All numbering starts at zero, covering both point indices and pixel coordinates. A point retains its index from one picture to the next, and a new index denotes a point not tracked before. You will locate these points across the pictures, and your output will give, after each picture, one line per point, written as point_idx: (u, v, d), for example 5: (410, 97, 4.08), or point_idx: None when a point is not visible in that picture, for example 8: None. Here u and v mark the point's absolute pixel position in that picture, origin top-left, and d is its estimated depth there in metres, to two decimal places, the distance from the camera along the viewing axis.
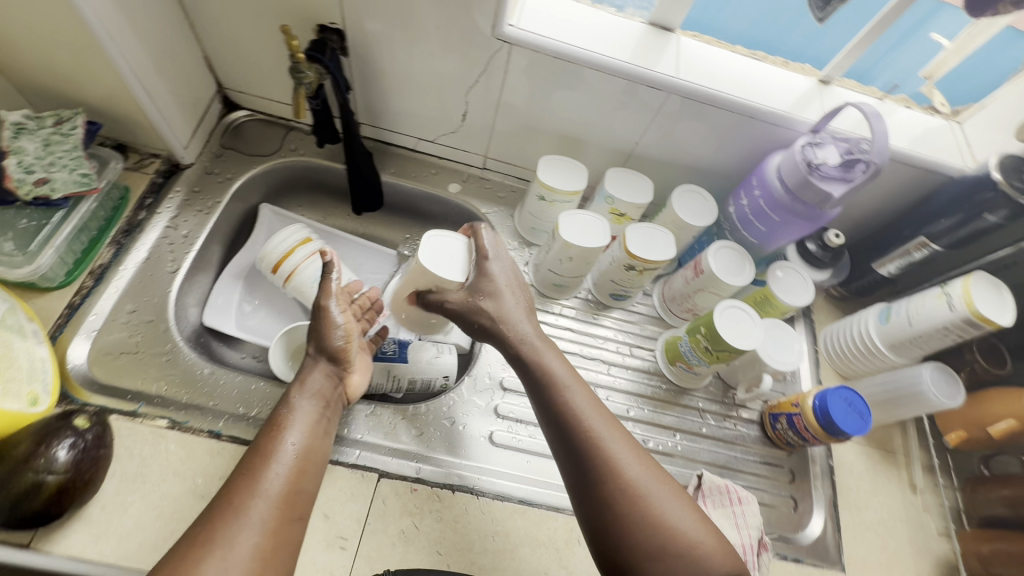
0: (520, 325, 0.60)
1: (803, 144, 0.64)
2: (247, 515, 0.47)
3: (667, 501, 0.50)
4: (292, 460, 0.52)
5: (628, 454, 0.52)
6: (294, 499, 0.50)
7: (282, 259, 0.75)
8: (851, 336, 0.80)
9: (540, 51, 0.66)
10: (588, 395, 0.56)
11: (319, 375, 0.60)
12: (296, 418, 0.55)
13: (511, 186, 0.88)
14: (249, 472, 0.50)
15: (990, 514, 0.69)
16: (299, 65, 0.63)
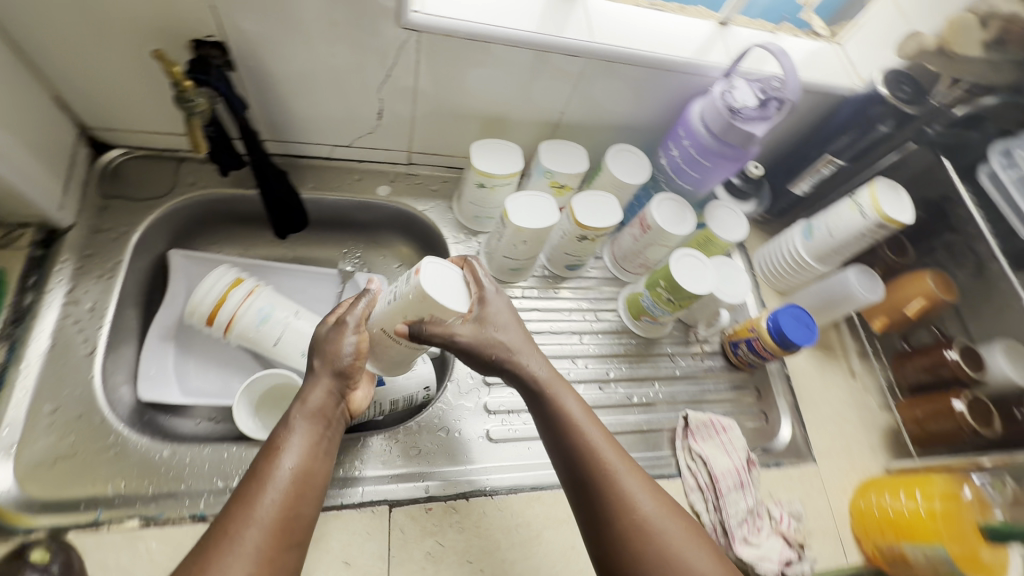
0: (533, 362, 0.56)
1: (720, 90, 0.66)
2: (241, 545, 0.43)
3: (685, 547, 0.49)
4: (289, 486, 0.47)
5: (644, 493, 0.51)
6: (291, 524, 0.46)
7: (216, 310, 0.68)
8: (782, 256, 0.87)
9: (452, 34, 0.62)
10: (608, 437, 0.55)
11: (321, 394, 0.53)
12: (294, 439, 0.50)
13: (442, 176, 0.85)
14: (242, 500, 0.45)
15: (917, 381, 0.81)
16: (186, 93, 0.56)
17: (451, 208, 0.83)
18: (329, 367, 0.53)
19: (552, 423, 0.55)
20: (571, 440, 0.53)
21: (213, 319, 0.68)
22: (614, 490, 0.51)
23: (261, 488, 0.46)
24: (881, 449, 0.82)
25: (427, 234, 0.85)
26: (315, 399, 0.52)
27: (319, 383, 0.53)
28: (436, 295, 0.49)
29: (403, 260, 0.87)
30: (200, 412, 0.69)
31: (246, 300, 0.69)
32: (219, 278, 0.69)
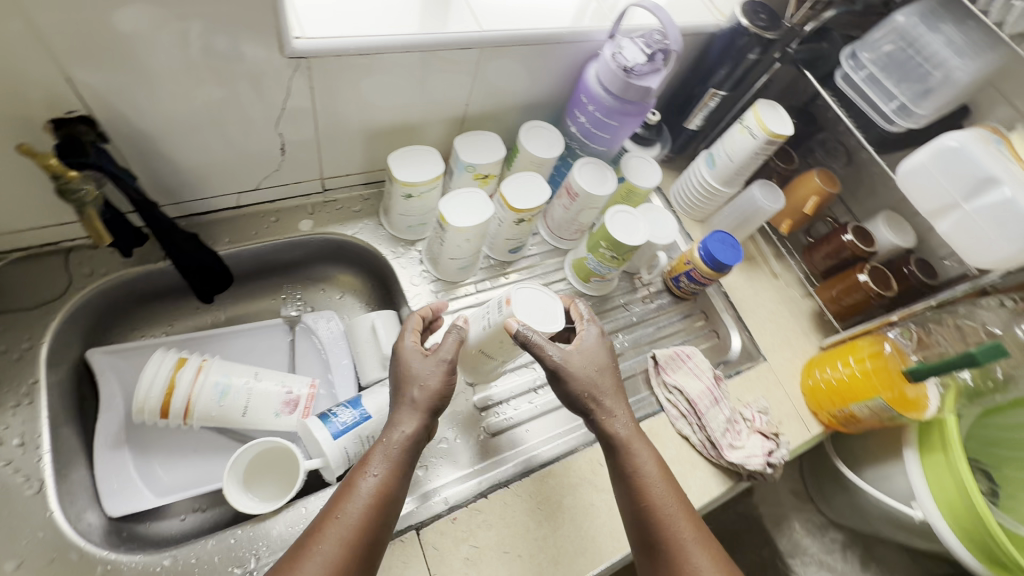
0: (617, 419, 0.61)
1: (610, 52, 0.69)
2: (320, 544, 0.49)
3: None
4: (372, 502, 0.52)
5: (708, 563, 0.54)
6: (366, 539, 0.50)
7: (167, 400, 0.63)
8: (694, 189, 0.95)
9: (339, 53, 0.59)
10: (678, 495, 0.58)
11: (413, 428, 0.56)
12: (380, 454, 0.55)
13: (361, 195, 0.82)
14: (334, 503, 0.52)
15: (827, 266, 0.93)
16: (71, 184, 0.51)
17: (380, 224, 0.81)
18: (424, 402, 0.57)
19: (627, 476, 0.59)
20: (643, 490, 0.58)
21: (167, 411, 0.63)
22: (678, 543, 0.55)
23: (348, 501, 0.51)
24: (813, 331, 0.94)
25: (362, 256, 0.82)
26: (405, 430, 0.56)
27: (411, 415, 0.57)
28: (525, 319, 0.59)
29: (345, 289, 0.85)
30: (182, 507, 0.65)
31: (196, 380, 0.64)
32: (160, 364, 0.63)
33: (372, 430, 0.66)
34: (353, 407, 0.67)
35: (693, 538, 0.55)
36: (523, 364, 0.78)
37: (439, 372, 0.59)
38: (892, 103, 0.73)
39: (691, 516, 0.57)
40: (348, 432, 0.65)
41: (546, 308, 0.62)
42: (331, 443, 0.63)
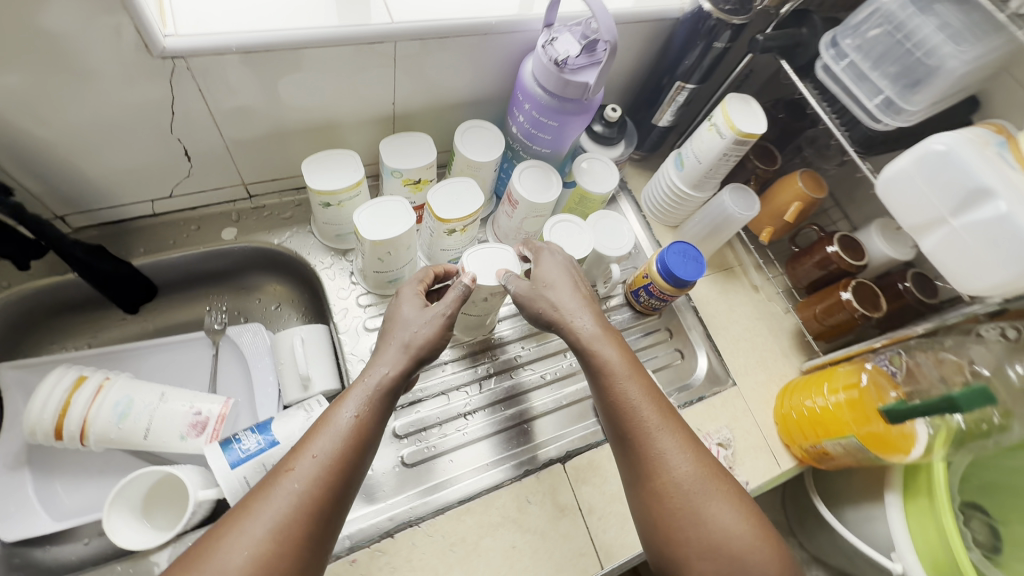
0: (580, 318, 0.59)
1: (542, 43, 0.61)
2: (291, 475, 0.47)
3: (714, 500, 0.51)
4: (353, 434, 0.50)
5: (680, 451, 0.52)
6: (343, 465, 0.49)
7: (61, 421, 0.60)
8: (663, 193, 0.86)
9: (227, 50, 0.54)
10: (649, 392, 0.55)
11: (397, 369, 0.54)
12: (355, 391, 0.52)
13: (292, 200, 0.77)
14: (306, 438, 0.50)
15: (811, 281, 0.83)
16: None
17: (311, 232, 0.76)
18: (415, 346, 0.55)
19: (594, 380, 0.57)
20: (611, 392, 0.55)
21: (61, 431, 0.60)
22: (653, 441, 0.53)
23: (326, 432, 0.49)
24: (793, 351, 0.84)
25: (293, 266, 0.78)
26: (387, 367, 0.54)
27: (391, 352, 0.55)
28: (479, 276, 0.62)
29: (279, 299, 0.80)
30: (85, 530, 0.63)
31: (94, 400, 0.61)
32: (58, 387, 0.60)
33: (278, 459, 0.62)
34: (260, 431, 0.63)
35: (668, 433, 0.53)
36: (453, 390, 0.73)
37: (435, 322, 0.57)
38: (876, 98, 0.63)
39: (664, 405, 0.55)
40: (249, 460, 0.61)
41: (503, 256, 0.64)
42: (229, 472, 0.59)
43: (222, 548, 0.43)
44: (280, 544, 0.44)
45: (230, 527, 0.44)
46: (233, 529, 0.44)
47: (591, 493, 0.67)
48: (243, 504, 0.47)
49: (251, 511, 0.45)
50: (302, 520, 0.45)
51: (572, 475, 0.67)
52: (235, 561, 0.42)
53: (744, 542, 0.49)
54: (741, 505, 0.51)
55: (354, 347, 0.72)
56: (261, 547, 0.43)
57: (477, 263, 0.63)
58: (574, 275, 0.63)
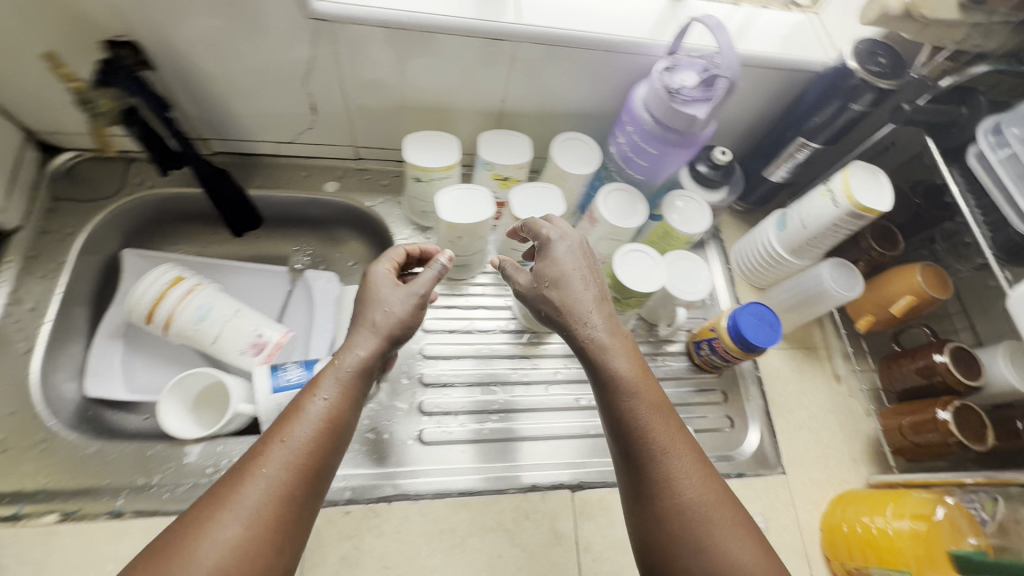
0: (592, 320, 0.54)
1: (660, 70, 0.61)
2: (263, 467, 0.44)
3: (725, 528, 0.46)
4: (330, 418, 0.48)
5: (688, 474, 0.48)
6: (319, 467, 0.46)
7: (154, 307, 0.69)
8: (758, 251, 0.81)
9: (370, 23, 0.60)
10: (661, 404, 0.51)
11: (368, 352, 0.53)
12: (328, 377, 0.51)
13: (393, 171, 0.83)
14: (276, 429, 0.47)
15: (905, 388, 0.73)
16: (83, 94, 0.57)
17: (400, 203, 0.81)
18: (385, 327, 0.54)
19: (601, 385, 0.52)
20: (616, 403, 0.51)
21: (152, 314, 0.69)
22: (664, 464, 0.48)
23: (302, 417, 0.48)
24: (863, 460, 0.74)
25: (377, 230, 0.83)
26: (362, 354, 0.53)
27: (368, 338, 0.54)
28: None
29: (358, 257, 0.86)
30: (143, 408, 0.71)
31: (184, 299, 0.69)
32: (164, 280, 0.70)
33: None
34: (305, 368, 0.67)
35: (678, 450, 0.49)
36: (487, 385, 0.71)
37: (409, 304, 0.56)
38: None
39: (672, 420, 0.51)
40: (288, 390, 0.65)
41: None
42: (268, 395, 0.65)
43: (203, 537, 0.40)
44: (271, 526, 0.42)
45: (200, 521, 0.41)
46: (210, 520, 0.41)
47: (592, 532, 0.63)
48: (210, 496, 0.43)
49: (230, 498, 0.42)
50: (287, 500, 0.44)
51: (577, 506, 0.64)
52: (207, 552, 0.39)
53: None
54: (754, 536, 0.46)
55: None
56: (240, 532, 0.41)
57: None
58: (596, 270, 0.57)
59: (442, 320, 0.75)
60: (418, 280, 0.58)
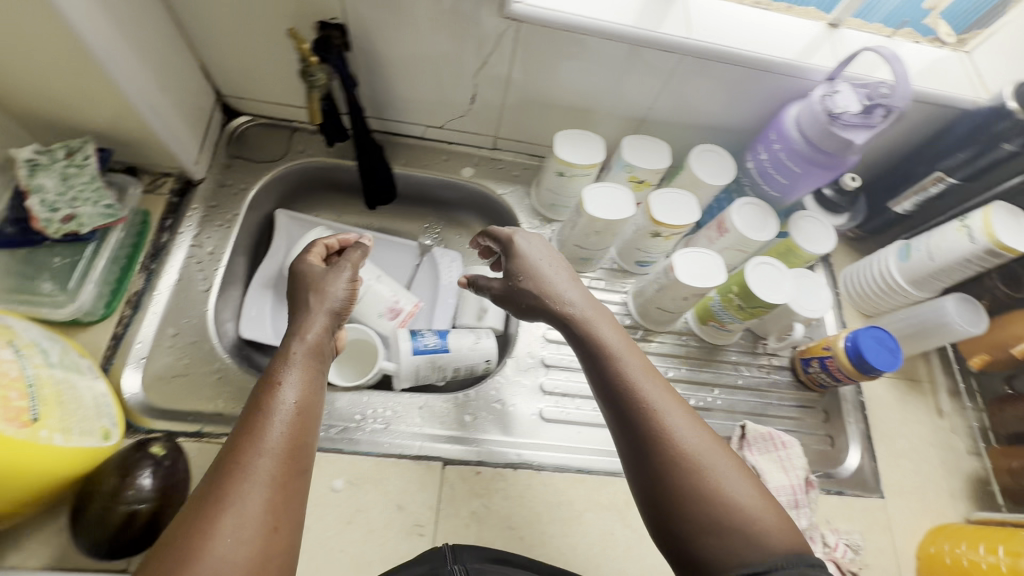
0: (568, 291, 0.57)
1: (821, 93, 0.63)
2: (249, 472, 0.41)
3: (722, 468, 0.46)
4: (296, 387, 0.47)
5: (684, 425, 0.47)
6: (297, 451, 0.44)
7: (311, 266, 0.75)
8: (872, 277, 0.82)
9: (552, 25, 0.64)
10: (644, 361, 0.52)
11: (317, 330, 0.53)
12: (291, 374, 0.48)
13: (523, 163, 0.88)
14: (249, 427, 0.44)
15: (1017, 431, 0.73)
16: (309, 68, 0.64)
17: (529, 194, 0.86)
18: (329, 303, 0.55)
19: (589, 356, 0.53)
20: (602, 367, 0.51)
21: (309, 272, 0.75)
22: (656, 420, 0.47)
23: (273, 398, 0.46)
24: (962, 495, 0.75)
25: (502, 217, 0.88)
26: (311, 335, 0.53)
27: (314, 319, 0.54)
28: (684, 277, 0.67)
29: (477, 241, 0.91)
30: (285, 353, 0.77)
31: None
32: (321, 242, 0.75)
33: (444, 362, 0.72)
34: (440, 336, 0.73)
35: (671, 404, 0.48)
36: None
37: (343, 285, 0.59)
38: None
39: (658, 379, 0.51)
40: (425, 354, 0.71)
41: (712, 266, 0.68)
42: (409, 356, 0.70)
43: (207, 549, 0.37)
44: (273, 513, 0.40)
45: (194, 542, 0.37)
46: (206, 529, 0.38)
47: None
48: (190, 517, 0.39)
49: (222, 498, 0.39)
50: (277, 483, 0.42)
51: None
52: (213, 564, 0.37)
53: (763, 519, 0.44)
54: (747, 472, 0.46)
55: None
56: (236, 528, 0.38)
57: (686, 267, 0.68)
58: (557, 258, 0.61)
59: None
60: (340, 268, 0.59)
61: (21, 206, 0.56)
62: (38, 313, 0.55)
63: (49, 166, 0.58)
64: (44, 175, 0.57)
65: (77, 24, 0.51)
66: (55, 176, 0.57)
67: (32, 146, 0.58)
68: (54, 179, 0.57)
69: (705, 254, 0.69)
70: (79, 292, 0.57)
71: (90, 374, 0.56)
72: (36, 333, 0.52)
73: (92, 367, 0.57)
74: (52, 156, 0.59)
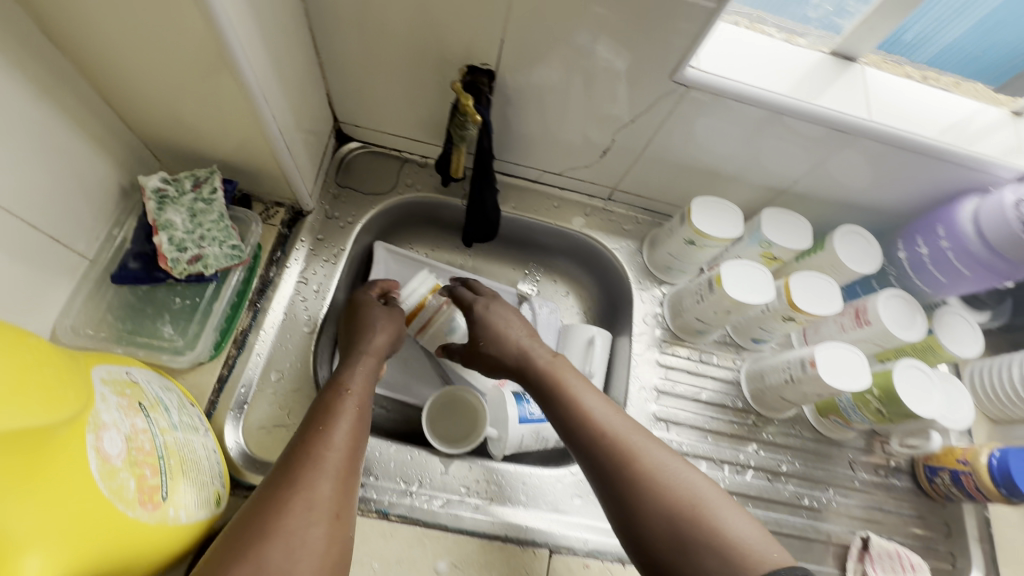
0: (516, 334, 0.62)
1: (1016, 198, 0.57)
2: (317, 468, 0.44)
3: (690, 475, 0.47)
4: (357, 397, 0.52)
5: (662, 451, 0.49)
6: (354, 457, 0.47)
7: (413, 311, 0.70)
8: (1005, 380, 0.74)
9: (722, 94, 0.58)
10: (606, 399, 0.55)
11: (371, 358, 0.58)
12: (349, 387, 0.53)
13: (635, 217, 0.83)
14: (312, 431, 0.47)
15: None
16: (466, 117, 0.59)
17: (640, 251, 0.81)
18: (384, 336, 0.61)
19: (555, 405, 0.55)
20: (572, 409, 0.54)
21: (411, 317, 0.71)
22: (624, 442, 0.50)
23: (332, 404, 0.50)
24: None
25: (606, 271, 0.83)
26: (368, 358, 0.57)
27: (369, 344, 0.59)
28: (832, 380, 0.61)
29: (574, 290, 0.87)
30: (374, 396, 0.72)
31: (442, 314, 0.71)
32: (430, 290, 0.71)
33: (548, 434, 0.68)
34: None
35: (635, 430, 0.51)
36: (709, 461, 0.70)
37: (394, 322, 0.64)
38: None
39: (623, 415, 0.53)
40: (532, 424, 0.66)
41: (856, 365, 0.63)
42: (515, 425, 0.65)
43: (277, 532, 0.39)
44: (336, 503, 0.43)
45: (260, 534, 0.39)
46: (282, 510, 0.41)
47: None
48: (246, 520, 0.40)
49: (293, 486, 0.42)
50: (340, 478, 0.45)
51: None
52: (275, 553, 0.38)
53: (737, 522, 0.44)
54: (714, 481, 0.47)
55: (638, 373, 0.74)
56: (306, 513, 0.41)
57: (828, 363, 0.63)
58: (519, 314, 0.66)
59: (674, 384, 0.74)
60: (394, 313, 0.65)
61: (146, 240, 0.54)
62: (157, 360, 0.53)
63: (175, 199, 0.55)
64: (173, 211, 0.54)
65: (243, 64, 0.47)
66: (184, 211, 0.54)
67: (162, 175, 0.55)
68: (183, 216, 0.54)
69: (849, 350, 0.63)
70: (198, 341, 0.55)
71: (202, 430, 0.52)
72: (157, 386, 0.49)
73: (199, 415, 0.55)
74: (179, 186, 0.56)
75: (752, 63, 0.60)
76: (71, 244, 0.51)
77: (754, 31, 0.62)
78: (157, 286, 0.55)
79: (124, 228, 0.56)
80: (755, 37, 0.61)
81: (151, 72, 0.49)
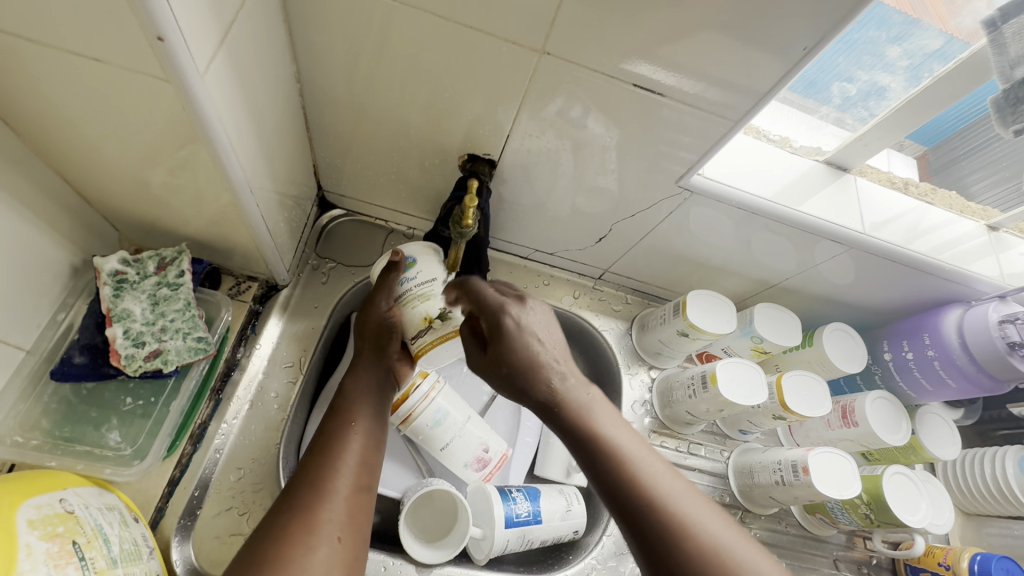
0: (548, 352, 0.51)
1: (1002, 318, 0.60)
2: (325, 491, 0.46)
3: (745, 557, 0.40)
4: (362, 417, 0.54)
5: (713, 523, 0.42)
6: (366, 472, 0.50)
7: (417, 332, 0.53)
8: (981, 478, 0.75)
9: (727, 201, 0.59)
10: (633, 438, 0.48)
11: (369, 375, 0.57)
12: (359, 405, 0.55)
13: (625, 297, 0.82)
14: (320, 455, 0.49)
15: None
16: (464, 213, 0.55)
17: (629, 333, 0.80)
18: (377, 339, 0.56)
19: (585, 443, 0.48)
20: (598, 456, 0.47)
21: (413, 336, 0.53)
22: (674, 526, 0.41)
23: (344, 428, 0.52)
24: None
25: (592, 350, 0.81)
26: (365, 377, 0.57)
27: (370, 358, 0.57)
28: (826, 488, 0.61)
29: None
30: None
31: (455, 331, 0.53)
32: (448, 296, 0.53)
33: (534, 536, 0.63)
34: (531, 501, 0.64)
35: (649, 461, 0.46)
36: None
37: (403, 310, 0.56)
38: None
39: (660, 464, 0.46)
40: (518, 525, 0.61)
41: (846, 471, 0.62)
42: (502, 529, 0.60)
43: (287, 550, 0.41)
44: (340, 527, 0.45)
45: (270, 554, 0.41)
46: (286, 541, 0.42)
47: None
48: (255, 544, 0.42)
49: (294, 511, 0.44)
50: (350, 499, 0.47)
51: None
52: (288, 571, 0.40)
53: None
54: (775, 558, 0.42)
55: None
56: (308, 539, 0.43)
57: (821, 470, 0.62)
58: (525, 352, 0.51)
59: None
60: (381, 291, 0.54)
61: (98, 329, 0.49)
62: (98, 473, 0.47)
63: (135, 284, 0.50)
64: (131, 298, 0.49)
65: (233, 161, 0.43)
66: (144, 298, 0.50)
67: (122, 255, 0.50)
68: (143, 304, 0.50)
69: (839, 456, 0.63)
70: (148, 450, 0.50)
71: (145, 553, 0.44)
72: (96, 511, 0.42)
73: (144, 531, 0.46)
74: (141, 268, 0.51)
75: (750, 171, 0.61)
76: (6, 337, 0.44)
77: (752, 137, 0.62)
78: (107, 381, 0.50)
79: (71, 312, 0.50)
80: (754, 145, 0.62)
81: (123, 159, 0.44)
